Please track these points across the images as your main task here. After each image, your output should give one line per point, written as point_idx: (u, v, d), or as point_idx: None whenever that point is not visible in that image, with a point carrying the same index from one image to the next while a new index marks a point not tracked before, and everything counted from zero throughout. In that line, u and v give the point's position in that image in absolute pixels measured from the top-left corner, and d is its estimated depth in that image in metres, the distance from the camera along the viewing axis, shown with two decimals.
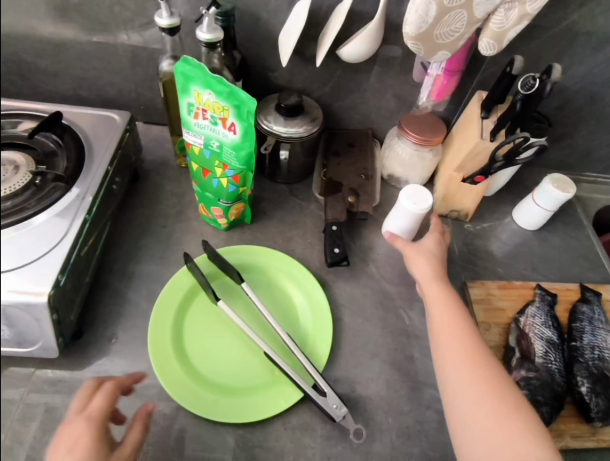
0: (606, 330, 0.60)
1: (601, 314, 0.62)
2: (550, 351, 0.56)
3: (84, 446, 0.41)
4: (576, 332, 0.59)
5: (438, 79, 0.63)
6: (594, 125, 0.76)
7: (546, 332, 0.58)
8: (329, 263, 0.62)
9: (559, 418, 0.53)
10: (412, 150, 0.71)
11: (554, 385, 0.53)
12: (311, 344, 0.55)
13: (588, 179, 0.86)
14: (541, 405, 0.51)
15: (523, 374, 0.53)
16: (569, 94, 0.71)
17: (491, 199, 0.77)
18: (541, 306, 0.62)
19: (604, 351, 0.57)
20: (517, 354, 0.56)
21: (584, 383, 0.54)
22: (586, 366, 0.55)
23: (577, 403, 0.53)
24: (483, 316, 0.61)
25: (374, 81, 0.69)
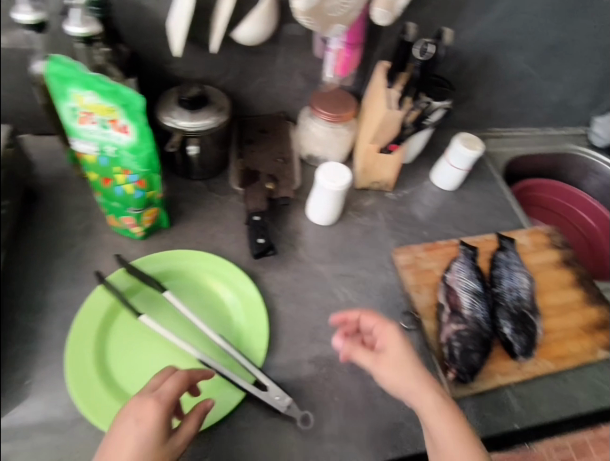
0: (522, 271, 0.65)
1: (516, 258, 0.67)
2: (475, 301, 0.59)
3: (146, 427, 0.38)
4: (496, 279, 0.63)
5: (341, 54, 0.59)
6: (492, 84, 0.80)
7: (471, 283, 0.61)
8: (255, 254, 0.61)
9: (490, 360, 0.58)
10: (326, 128, 0.71)
11: (483, 333, 0.56)
12: (247, 341, 0.56)
13: (493, 134, 0.91)
14: (471, 353, 0.55)
15: (454, 328, 0.57)
16: (465, 56, 0.74)
17: (408, 165, 0.80)
18: (465, 260, 0.64)
19: (520, 291, 0.61)
20: (447, 310, 0.59)
21: (507, 324, 0.58)
22: (507, 309, 0.59)
23: (503, 343, 0.58)
24: (413, 280, 0.63)
25: (277, 63, 0.67)
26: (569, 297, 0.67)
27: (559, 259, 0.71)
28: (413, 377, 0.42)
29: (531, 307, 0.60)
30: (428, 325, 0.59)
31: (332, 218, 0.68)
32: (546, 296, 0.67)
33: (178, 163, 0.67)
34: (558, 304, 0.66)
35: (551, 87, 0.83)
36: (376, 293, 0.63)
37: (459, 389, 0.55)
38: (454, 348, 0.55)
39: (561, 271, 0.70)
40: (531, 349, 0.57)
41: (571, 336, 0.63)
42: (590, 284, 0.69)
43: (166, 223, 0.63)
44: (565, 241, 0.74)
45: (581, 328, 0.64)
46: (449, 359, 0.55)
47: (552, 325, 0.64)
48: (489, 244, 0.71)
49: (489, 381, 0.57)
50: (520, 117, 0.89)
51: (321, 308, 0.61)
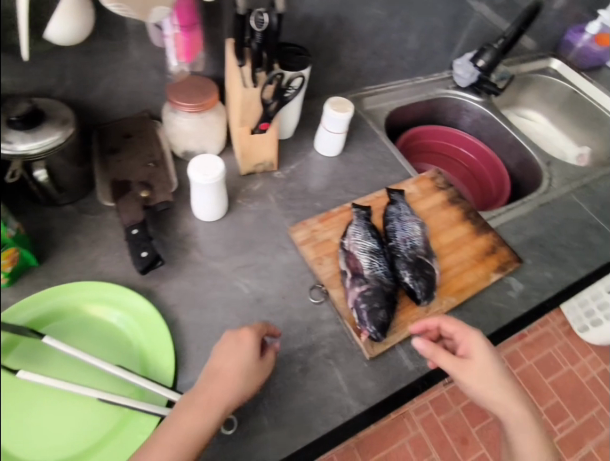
0: (413, 220, 0.67)
1: (406, 208, 0.69)
2: (374, 259, 0.60)
3: (242, 347, 0.48)
4: (390, 233, 0.65)
5: (178, 38, 0.55)
6: (352, 42, 0.80)
7: (367, 242, 0.62)
8: (142, 270, 0.56)
9: (399, 310, 0.60)
10: (192, 120, 0.67)
11: (385, 288, 0.57)
12: (152, 362, 0.53)
13: (369, 93, 0.93)
14: (379, 311, 0.55)
15: (358, 290, 0.57)
16: (318, 19, 0.73)
17: (290, 140, 0.79)
18: (359, 222, 0.65)
19: (413, 239, 0.63)
20: (349, 275, 0.59)
21: (406, 273, 0.59)
22: (404, 258, 0.61)
23: (407, 292, 0.60)
24: (313, 253, 0.64)
25: (118, 60, 0.61)
26: (460, 233, 0.71)
27: (446, 199, 0.75)
28: (494, 386, 0.51)
29: (426, 252, 0.63)
30: (335, 294, 0.60)
31: (221, 210, 0.66)
32: (440, 237, 0.70)
33: (34, 193, 0.59)
34: (451, 242, 0.70)
35: (406, 37, 0.85)
36: (280, 275, 0.63)
37: (376, 347, 0.57)
38: (362, 310, 0.56)
39: (449, 210, 0.74)
40: (431, 291, 0.60)
41: (467, 268, 0.68)
42: (475, 216, 0.74)
43: (35, 261, 0.57)
44: (448, 182, 0.78)
45: (474, 258, 0.69)
46: (359, 322, 0.56)
47: (449, 262, 0.68)
48: (382, 200, 0.73)
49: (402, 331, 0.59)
50: (388, 72, 0.92)
51: (227, 305, 0.59)
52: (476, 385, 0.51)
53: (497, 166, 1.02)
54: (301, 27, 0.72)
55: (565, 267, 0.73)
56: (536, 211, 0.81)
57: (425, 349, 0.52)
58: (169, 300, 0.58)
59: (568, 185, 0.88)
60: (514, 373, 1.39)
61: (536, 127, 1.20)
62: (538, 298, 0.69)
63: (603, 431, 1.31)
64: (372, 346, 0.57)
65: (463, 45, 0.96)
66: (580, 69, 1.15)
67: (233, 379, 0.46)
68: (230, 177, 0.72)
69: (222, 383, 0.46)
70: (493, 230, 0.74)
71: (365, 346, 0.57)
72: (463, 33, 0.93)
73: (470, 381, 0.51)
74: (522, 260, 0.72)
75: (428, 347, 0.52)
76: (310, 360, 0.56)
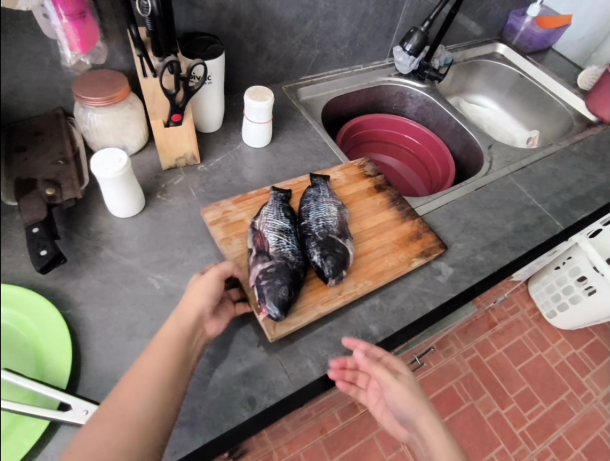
0: (330, 202, 0.65)
1: (326, 191, 0.67)
2: (282, 237, 0.58)
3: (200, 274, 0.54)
4: (304, 213, 0.63)
5: (69, 29, 0.56)
6: (277, 31, 0.79)
7: (278, 221, 0.61)
8: (40, 268, 0.54)
9: (308, 292, 0.59)
10: (103, 114, 0.63)
11: (289, 266, 0.55)
12: (50, 364, 0.50)
13: (306, 82, 0.92)
14: (279, 288, 0.53)
15: (260, 268, 0.55)
16: (233, 6, 0.71)
17: (218, 132, 0.78)
18: (273, 204, 0.63)
19: (327, 220, 0.62)
20: (254, 253, 0.58)
21: (315, 252, 0.58)
22: (314, 238, 0.59)
23: (316, 271, 0.58)
24: (223, 233, 0.62)
25: (15, 55, 0.58)
26: (384, 218, 0.70)
27: (373, 185, 0.74)
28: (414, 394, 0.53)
29: (339, 233, 0.61)
30: (242, 275, 0.59)
31: (137, 206, 0.64)
32: (361, 220, 0.69)
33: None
34: (374, 227, 0.69)
35: (336, 24, 0.84)
36: (196, 270, 0.61)
37: (278, 329, 0.55)
38: (262, 287, 0.54)
39: (374, 195, 0.73)
40: (341, 270, 0.58)
41: (388, 252, 0.66)
42: (402, 202, 0.73)
43: None
44: (377, 170, 0.77)
45: (395, 242, 0.68)
46: (260, 300, 0.54)
47: (368, 245, 0.66)
48: (305, 185, 0.71)
49: (309, 313, 0.57)
50: (324, 60, 0.91)
51: (136, 301, 0.57)
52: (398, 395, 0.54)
53: (442, 150, 0.98)
54: (217, 15, 0.71)
55: (499, 251, 0.72)
56: (472, 194, 0.80)
57: (364, 361, 0.53)
58: (75, 298, 0.56)
59: (506, 168, 0.87)
60: (483, 362, 1.38)
61: (486, 112, 1.19)
62: (467, 282, 0.67)
63: (573, 416, 1.30)
64: (273, 327, 0.55)
65: (399, 31, 0.95)
66: (524, 52, 1.16)
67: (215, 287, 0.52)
68: (151, 172, 0.70)
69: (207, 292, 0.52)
70: (419, 216, 0.73)
71: (267, 328, 0.55)
72: (397, 18, 0.92)
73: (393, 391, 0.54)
74: (447, 247, 0.70)
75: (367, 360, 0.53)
76: (220, 354, 0.54)
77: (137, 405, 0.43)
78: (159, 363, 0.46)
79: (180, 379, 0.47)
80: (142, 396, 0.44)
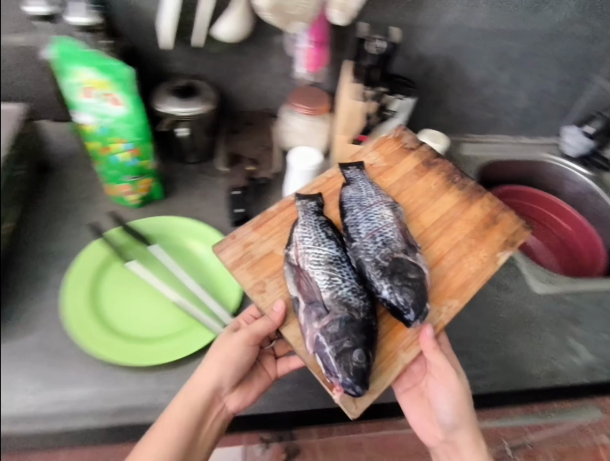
0: (377, 209, 0.66)
1: (367, 191, 0.69)
2: (331, 276, 0.58)
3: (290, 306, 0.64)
4: (351, 229, 0.64)
5: (309, 52, 0.71)
6: (460, 88, 0.87)
7: (323, 250, 0.61)
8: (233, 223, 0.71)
9: (383, 337, 0.60)
10: (307, 122, 0.78)
11: (354, 319, 0.54)
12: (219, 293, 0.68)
13: (471, 140, 0.98)
14: (350, 352, 0.52)
15: (318, 324, 0.54)
16: (429, 60, 0.82)
17: None
18: (305, 224, 0.65)
19: (385, 236, 0.62)
20: (304, 302, 0.58)
21: (383, 287, 0.57)
22: (377, 267, 0.59)
23: (391, 309, 0.58)
24: (252, 280, 0.64)
25: (258, 66, 0.77)
26: (446, 210, 0.71)
27: (421, 164, 0.76)
28: (464, 414, 0.61)
29: (403, 250, 0.61)
30: (290, 328, 0.59)
31: None
32: (420, 217, 0.70)
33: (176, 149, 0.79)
34: (434, 222, 0.70)
35: (515, 93, 0.90)
36: None
37: (359, 401, 0.55)
38: (327, 354, 0.52)
39: (424, 181, 0.74)
40: (422, 304, 0.58)
41: (466, 255, 0.67)
42: (460, 179, 0.75)
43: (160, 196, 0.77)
44: (433, 154, 0.78)
45: (471, 237, 0.69)
46: (328, 370, 0.52)
47: (440, 247, 0.67)
48: (335, 179, 0.74)
49: (388, 375, 0.57)
50: (495, 124, 0.96)
51: None
52: (447, 415, 0.61)
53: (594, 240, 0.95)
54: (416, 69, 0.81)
55: (605, 363, 0.71)
56: None
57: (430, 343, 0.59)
58: None
59: None
60: None
61: None
62: None
63: None
64: (355, 404, 0.55)
65: (579, 114, 0.96)
66: None
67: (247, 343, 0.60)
68: None
69: (231, 360, 0.60)
70: (495, 200, 0.74)
71: (347, 404, 0.55)
72: (580, 101, 0.93)
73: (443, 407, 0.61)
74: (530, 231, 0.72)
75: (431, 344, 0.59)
76: None
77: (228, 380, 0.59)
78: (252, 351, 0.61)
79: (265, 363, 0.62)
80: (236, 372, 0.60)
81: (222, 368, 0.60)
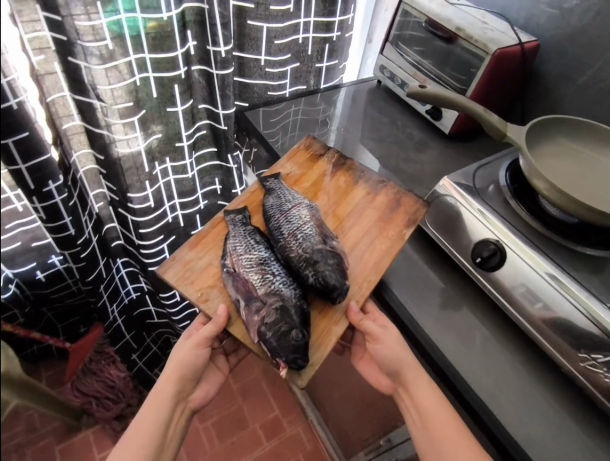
0: (294, 208, 0.68)
1: (283, 192, 0.72)
2: (265, 274, 0.60)
3: (191, 333, 0.62)
4: (275, 231, 0.66)
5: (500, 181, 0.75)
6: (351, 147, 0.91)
7: (253, 254, 0.63)
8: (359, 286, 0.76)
9: (316, 319, 0.61)
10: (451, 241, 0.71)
11: (288, 306, 0.57)
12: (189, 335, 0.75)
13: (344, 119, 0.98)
14: (290, 332, 0.54)
15: (259, 318, 0.56)
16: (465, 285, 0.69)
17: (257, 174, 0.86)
18: (236, 233, 0.66)
19: (304, 229, 0.65)
20: (244, 301, 0.59)
21: (308, 273, 0.60)
22: (299, 257, 0.61)
23: (317, 291, 0.61)
24: (195, 292, 0.62)
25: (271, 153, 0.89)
26: (356, 200, 0.76)
27: (329, 167, 0.80)
28: (404, 357, 0.61)
29: (321, 239, 0.64)
30: (233, 329, 0.59)
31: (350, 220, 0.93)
32: (336, 211, 0.74)
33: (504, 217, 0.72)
34: (349, 213, 0.74)
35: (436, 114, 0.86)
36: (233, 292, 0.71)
37: (304, 376, 0.56)
38: (270, 339, 0.55)
39: (337, 179, 0.78)
40: (343, 279, 0.61)
41: (376, 235, 0.72)
42: (366, 173, 0.79)
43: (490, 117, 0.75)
44: (326, 147, 0.83)
45: (380, 221, 0.73)
46: (273, 354, 0.55)
47: (356, 235, 0.71)
48: (258, 192, 0.75)
49: (327, 342, 0.59)
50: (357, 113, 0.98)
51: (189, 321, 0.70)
52: (389, 359, 0.60)
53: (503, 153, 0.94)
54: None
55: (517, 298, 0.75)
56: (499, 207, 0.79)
57: (356, 312, 0.61)
58: None
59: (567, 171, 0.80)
60: None
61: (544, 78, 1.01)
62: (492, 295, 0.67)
63: None
64: (300, 376, 0.56)
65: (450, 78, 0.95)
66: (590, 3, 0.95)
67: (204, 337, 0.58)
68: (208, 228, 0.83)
69: (183, 363, 0.59)
70: (391, 182, 0.79)
71: (293, 379, 0.56)
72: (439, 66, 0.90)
73: (386, 356, 0.60)
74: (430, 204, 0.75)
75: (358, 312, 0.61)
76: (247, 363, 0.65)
77: (152, 424, 0.56)
78: (170, 386, 0.59)
79: (180, 394, 0.60)
80: (156, 415, 0.57)
81: (142, 413, 0.57)
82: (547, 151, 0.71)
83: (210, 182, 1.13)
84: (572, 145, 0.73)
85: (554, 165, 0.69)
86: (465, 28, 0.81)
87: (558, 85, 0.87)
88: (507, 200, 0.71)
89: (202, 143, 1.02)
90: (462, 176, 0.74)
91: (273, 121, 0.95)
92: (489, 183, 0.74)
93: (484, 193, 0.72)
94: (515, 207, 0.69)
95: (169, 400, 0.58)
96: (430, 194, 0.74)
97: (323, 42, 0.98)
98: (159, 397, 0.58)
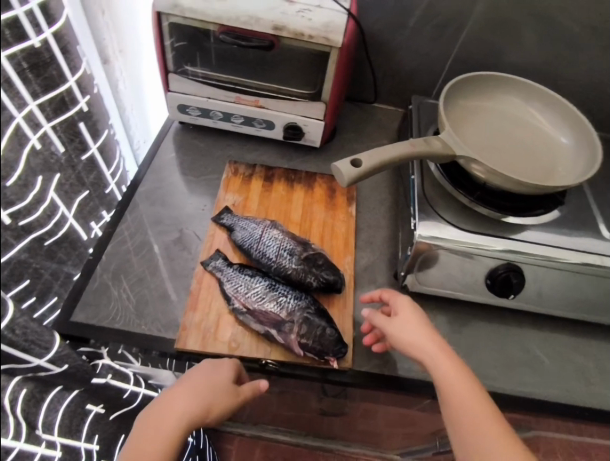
0: (264, 230, 0.74)
1: (243, 222, 0.76)
2: (278, 297, 0.67)
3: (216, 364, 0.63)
4: (260, 258, 0.72)
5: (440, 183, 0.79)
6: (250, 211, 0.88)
7: (257, 288, 0.68)
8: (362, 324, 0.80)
9: (330, 310, 0.71)
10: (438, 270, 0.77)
11: (313, 312, 0.65)
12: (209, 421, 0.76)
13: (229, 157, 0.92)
14: (326, 332, 0.64)
15: (294, 334, 0.64)
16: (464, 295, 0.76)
17: (181, 252, 0.77)
18: (228, 276, 0.70)
19: (286, 245, 0.72)
20: (272, 328, 0.65)
21: (310, 278, 0.69)
22: (296, 270, 0.70)
23: (322, 289, 0.70)
24: (223, 344, 0.65)
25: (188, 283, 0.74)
26: (300, 202, 0.84)
27: (262, 183, 0.86)
28: (431, 336, 0.61)
29: (302, 247, 0.72)
30: (275, 356, 0.65)
31: None
32: (292, 217, 0.82)
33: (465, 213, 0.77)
34: (302, 215, 0.83)
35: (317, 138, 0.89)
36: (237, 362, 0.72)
37: (348, 358, 0.66)
38: (314, 345, 0.63)
39: (275, 191, 0.85)
40: (337, 270, 0.71)
41: (333, 223, 0.82)
42: (296, 175, 0.88)
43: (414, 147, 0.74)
44: (249, 165, 0.88)
45: (328, 210, 0.84)
46: (322, 355, 0.63)
47: (318, 229, 0.81)
48: (216, 232, 0.78)
49: (348, 324, 0.70)
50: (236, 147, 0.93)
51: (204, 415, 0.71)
52: (414, 338, 0.60)
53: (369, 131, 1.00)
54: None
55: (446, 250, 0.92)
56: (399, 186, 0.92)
57: (370, 313, 0.66)
58: None
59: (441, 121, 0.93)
60: None
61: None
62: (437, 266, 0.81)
63: None
64: (345, 359, 0.66)
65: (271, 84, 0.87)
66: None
67: (225, 388, 0.61)
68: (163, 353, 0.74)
69: (205, 392, 0.60)
70: (318, 177, 0.89)
71: (341, 364, 0.66)
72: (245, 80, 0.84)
73: (406, 335, 0.61)
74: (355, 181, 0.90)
75: (372, 312, 0.65)
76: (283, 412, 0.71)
77: (159, 439, 0.57)
78: (181, 412, 0.60)
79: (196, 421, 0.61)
80: (168, 435, 0.58)
81: (145, 428, 0.58)
82: (475, 129, 0.78)
83: (83, 415, 0.75)
84: (484, 107, 0.81)
85: (482, 137, 0.77)
86: (286, 24, 0.74)
87: (388, 37, 0.92)
88: (467, 205, 0.76)
89: (53, 411, 0.68)
90: (426, 208, 0.75)
91: (130, 312, 0.70)
92: (438, 193, 0.78)
93: (449, 210, 0.76)
94: (485, 214, 0.75)
95: (180, 427, 0.59)
96: (414, 246, 0.72)
97: (35, 155, 0.67)
98: (172, 414, 0.59)
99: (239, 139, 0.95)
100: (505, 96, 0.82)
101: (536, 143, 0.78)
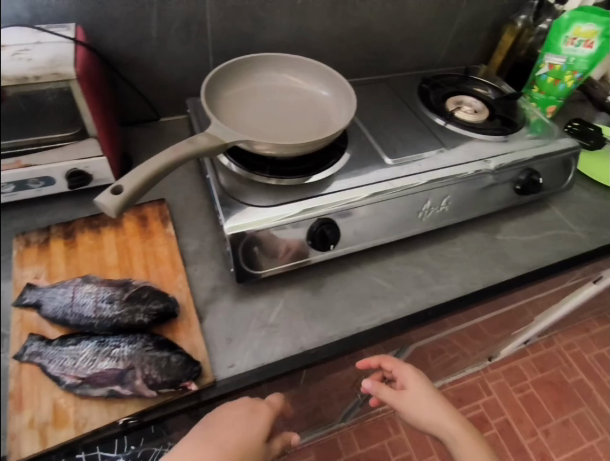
0: (73, 291, 0.67)
1: (47, 292, 0.69)
2: (110, 352, 0.62)
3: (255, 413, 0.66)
4: (79, 320, 0.66)
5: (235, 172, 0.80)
6: None
7: (83, 353, 0.62)
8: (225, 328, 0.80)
9: (175, 337, 0.69)
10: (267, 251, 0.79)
11: (151, 350, 0.63)
12: None
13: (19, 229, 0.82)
14: (171, 362, 0.62)
15: (139, 380, 0.60)
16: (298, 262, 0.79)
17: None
18: (48, 356, 0.62)
19: (102, 295, 0.67)
20: (114, 385, 0.60)
21: (139, 317, 0.66)
22: (121, 316, 0.65)
23: (157, 321, 0.68)
24: (67, 429, 0.59)
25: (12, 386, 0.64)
26: (111, 244, 0.79)
27: (62, 242, 0.78)
28: (443, 405, 0.72)
29: (121, 289, 0.68)
30: (132, 410, 0.61)
31: None
32: (106, 263, 0.77)
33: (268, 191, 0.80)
34: (117, 256, 0.78)
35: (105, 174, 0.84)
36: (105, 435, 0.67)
37: (207, 373, 0.66)
38: (164, 380, 0.61)
39: (79, 244, 0.79)
40: (164, 296, 0.69)
41: (153, 251, 0.80)
42: (98, 219, 0.82)
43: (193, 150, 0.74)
44: (39, 230, 0.79)
45: (144, 240, 0.81)
46: (176, 385, 0.62)
47: (140, 263, 0.77)
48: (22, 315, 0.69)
49: (196, 341, 0.70)
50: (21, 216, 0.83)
51: None
52: (429, 414, 0.70)
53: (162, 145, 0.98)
54: (438, 20, 1.12)
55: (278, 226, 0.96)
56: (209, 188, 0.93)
57: (373, 387, 0.74)
58: None
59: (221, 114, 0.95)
60: None
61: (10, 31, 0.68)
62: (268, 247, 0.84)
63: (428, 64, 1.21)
64: (204, 376, 0.66)
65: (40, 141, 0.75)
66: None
67: (251, 448, 0.63)
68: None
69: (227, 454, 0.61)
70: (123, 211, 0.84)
71: (202, 383, 0.65)
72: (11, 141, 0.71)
73: (426, 409, 0.71)
74: (164, 200, 0.88)
75: (374, 385, 0.74)
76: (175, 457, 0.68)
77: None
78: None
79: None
80: None
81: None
82: (247, 113, 0.81)
83: None
84: (249, 90, 0.84)
85: (256, 118, 0.81)
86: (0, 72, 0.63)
87: (139, 53, 0.89)
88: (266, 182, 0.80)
89: None
90: (228, 200, 0.76)
91: None
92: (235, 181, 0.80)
93: (250, 193, 0.78)
94: (283, 184, 0.79)
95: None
96: (230, 242, 0.72)
97: None
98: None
99: (24, 206, 0.85)
100: (261, 75, 0.86)
101: (303, 104, 0.85)
